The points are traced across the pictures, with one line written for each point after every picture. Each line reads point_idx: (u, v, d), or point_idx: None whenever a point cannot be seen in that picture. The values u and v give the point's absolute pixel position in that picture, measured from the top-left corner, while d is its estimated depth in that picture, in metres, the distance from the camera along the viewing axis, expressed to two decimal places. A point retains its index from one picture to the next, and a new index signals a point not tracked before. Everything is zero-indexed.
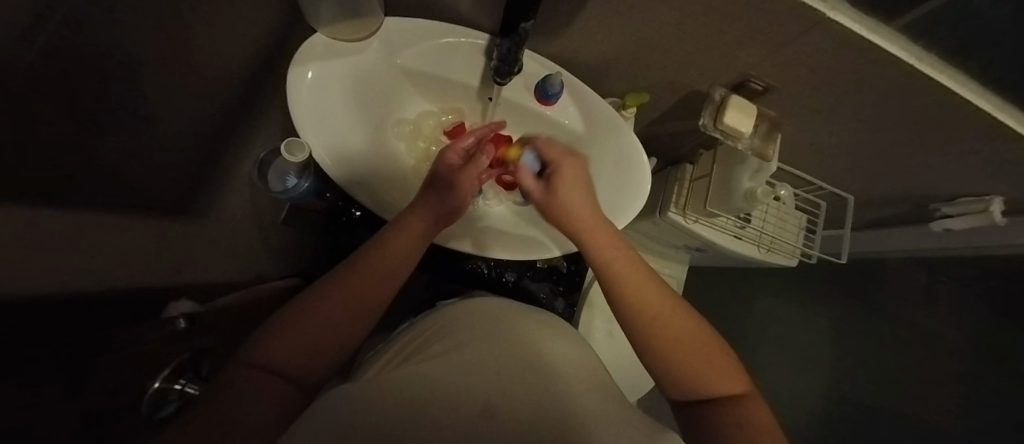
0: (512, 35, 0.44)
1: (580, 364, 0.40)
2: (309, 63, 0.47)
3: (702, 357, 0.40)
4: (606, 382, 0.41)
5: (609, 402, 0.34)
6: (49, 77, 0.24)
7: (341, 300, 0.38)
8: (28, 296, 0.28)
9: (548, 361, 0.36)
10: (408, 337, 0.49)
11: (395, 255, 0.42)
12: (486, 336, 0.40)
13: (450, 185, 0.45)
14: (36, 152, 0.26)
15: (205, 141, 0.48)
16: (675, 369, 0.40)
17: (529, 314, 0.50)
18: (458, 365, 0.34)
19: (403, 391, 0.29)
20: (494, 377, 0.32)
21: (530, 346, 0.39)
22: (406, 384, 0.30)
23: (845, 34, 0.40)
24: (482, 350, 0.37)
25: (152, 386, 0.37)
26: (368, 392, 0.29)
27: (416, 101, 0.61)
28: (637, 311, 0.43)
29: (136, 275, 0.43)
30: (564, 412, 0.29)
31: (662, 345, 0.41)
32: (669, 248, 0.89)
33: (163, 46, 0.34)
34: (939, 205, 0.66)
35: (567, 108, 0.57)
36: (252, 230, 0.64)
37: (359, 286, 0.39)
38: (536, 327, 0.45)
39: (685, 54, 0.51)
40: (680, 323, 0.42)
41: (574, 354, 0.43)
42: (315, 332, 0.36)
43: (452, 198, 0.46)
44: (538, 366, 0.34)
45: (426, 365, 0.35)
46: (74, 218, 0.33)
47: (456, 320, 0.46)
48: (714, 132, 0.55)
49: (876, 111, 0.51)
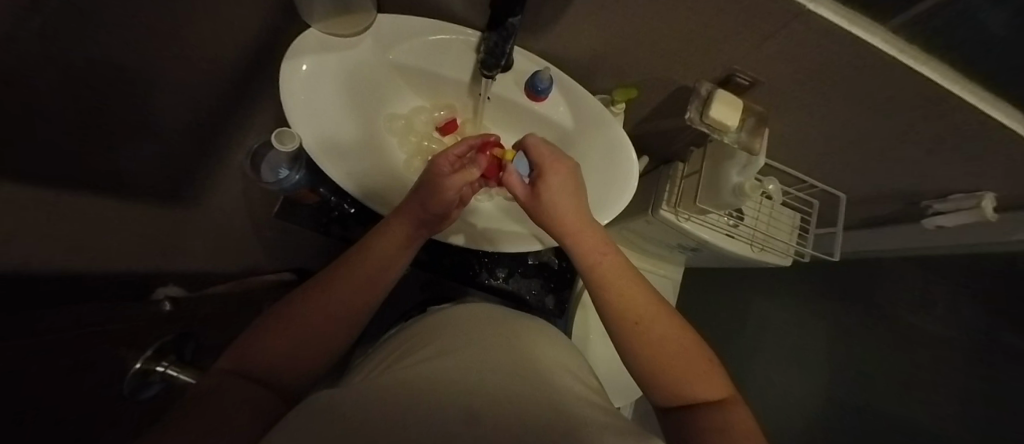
0: (499, 30, 0.46)
1: (566, 369, 0.41)
2: (303, 56, 0.48)
3: (687, 363, 0.40)
4: (592, 386, 0.41)
5: (589, 403, 0.35)
6: (47, 58, 0.25)
7: (326, 303, 0.38)
8: (17, 271, 0.28)
9: (531, 364, 0.37)
10: (395, 339, 0.49)
11: (381, 262, 0.43)
12: (472, 340, 0.40)
13: (437, 192, 0.44)
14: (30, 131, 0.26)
15: (198, 132, 0.49)
16: (659, 375, 0.40)
17: (517, 320, 0.49)
18: (441, 368, 0.33)
19: (379, 392, 0.28)
20: (476, 379, 0.31)
21: (516, 353, 0.38)
22: (384, 383, 0.30)
23: (827, 27, 0.41)
24: (466, 354, 0.36)
25: (135, 366, 0.38)
26: (349, 393, 0.28)
27: (408, 96, 0.62)
28: (623, 316, 0.43)
29: (128, 260, 0.44)
30: (541, 406, 0.29)
31: (646, 351, 0.41)
32: (663, 247, 0.89)
33: (157, 34, 0.35)
34: (930, 202, 0.67)
35: (557, 104, 0.58)
36: (245, 223, 0.65)
37: (346, 292, 0.40)
38: (523, 333, 0.45)
39: (672, 50, 0.52)
40: (666, 329, 0.42)
41: (562, 360, 0.43)
42: (302, 334, 0.36)
43: (440, 207, 0.45)
44: (520, 368, 0.35)
45: (410, 368, 0.34)
46: (66, 198, 0.34)
47: (444, 323, 0.46)
48: (700, 125, 0.56)
49: (862, 105, 0.52)
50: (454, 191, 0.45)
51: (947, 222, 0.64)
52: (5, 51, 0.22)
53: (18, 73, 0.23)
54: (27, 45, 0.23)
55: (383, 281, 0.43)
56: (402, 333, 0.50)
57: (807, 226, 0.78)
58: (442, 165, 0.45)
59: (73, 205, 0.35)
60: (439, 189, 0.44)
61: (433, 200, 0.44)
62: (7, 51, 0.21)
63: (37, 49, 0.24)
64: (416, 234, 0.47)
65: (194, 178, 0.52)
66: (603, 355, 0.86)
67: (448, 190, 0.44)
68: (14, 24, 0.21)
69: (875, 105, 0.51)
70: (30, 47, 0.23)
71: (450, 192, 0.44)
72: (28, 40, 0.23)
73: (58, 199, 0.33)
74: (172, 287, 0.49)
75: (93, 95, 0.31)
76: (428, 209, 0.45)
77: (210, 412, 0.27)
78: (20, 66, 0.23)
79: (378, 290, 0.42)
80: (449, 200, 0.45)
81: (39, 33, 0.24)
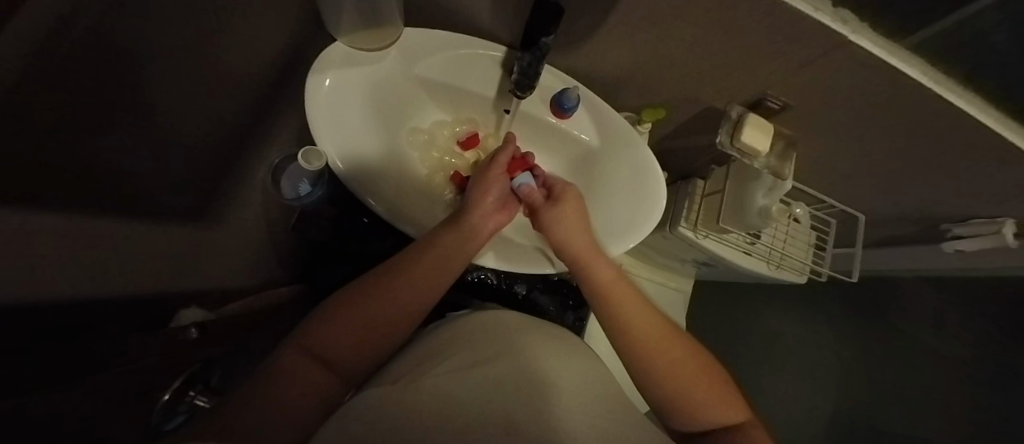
0: (533, 49, 0.46)
1: (596, 381, 0.39)
2: (328, 71, 0.47)
3: (696, 377, 0.40)
4: (619, 397, 0.41)
5: (622, 424, 0.33)
6: (75, 79, 0.24)
7: (392, 291, 0.39)
8: (38, 299, 0.27)
9: (559, 378, 0.35)
10: (413, 344, 0.48)
11: (447, 256, 0.43)
12: (499, 349, 0.39)
13: (483, 194, 0.48)
14: (62, 150, 0.25)
15: (222, 147, 0.48)
16: (670, 388, 0.40)
17: (544, 328, 0.48)
18: (471, 383, 0.32)
19: (413, 407, 0.27)
20: (510, 397, 0.30)
21: (548, 359, 0.38)
22: (416, 390, 0.30)
23: (866, 57, 0.41)
24: (495, 367, 0.35)
25: (162, 398, 0.40)
26: (386, 406, 0.27)
27: (431, 111, 0.61)
28: (630, 338, 0.43)
29: (150, 282, 0.42)
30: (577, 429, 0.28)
31: (658, 371, 0.41)
32: (677, 262, 0.89)
33: (182, 45, 0.34)
34: (951, 225, 0.66)
35: (582, 121, 0.57)
36: (261, 236, 0.64)
37: (413, 284, 0.40)
38: (552, 341, 0.44)
39: (700, 71, 0.52)
40: (672, 348, 0.42)
41: (591, 371, 0.41)
42: (367, 323, 0.37)
43: (485, 218, 0.47)
44: (550, 384, 0.34)
45: (439, 378, 0.33)
46: (100, 224, 0.33)
47: (465, 331, 0.45)
48: (731, 149, 0.55)
49: (890, 131, 0.52)
50: (489, 198, 0.49)
51: (966, 246, 0.64)
52: (35, 71, 0.20)
53: (41, 94, 0.22)
54: (56, 64, 0.22)
55: (443, 281, 0.42)
56: (425, 339, 0.48)
57: (824, 245, 0.78)
58: (488, 172, 0.50)
59: (103, 230, 0.34)
60: (481, 194, 0.48)
61: (479, 207, 0.47)
62: (31, 72, 0.20)
63: (63, 69, 0.23)
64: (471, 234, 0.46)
65: (218, 193, 0.51)
66: (614, 365, 0.89)
67: (485, 195, 0.48)
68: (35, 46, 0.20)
69: (905, 131, 0.51)
70: (48, 63, 0.22)
71: (484, 199, 0.48)
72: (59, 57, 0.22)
73: (91, 224, 0.32)
74: (192, 311, 0.48)
75: (118, 121, 0.30)
76: (481, 214, 0.47)
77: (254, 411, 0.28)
78: (46, 85, 0.22)
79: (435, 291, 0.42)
80: (487, 208, 0.48)
81: (67, 49, 0.22)
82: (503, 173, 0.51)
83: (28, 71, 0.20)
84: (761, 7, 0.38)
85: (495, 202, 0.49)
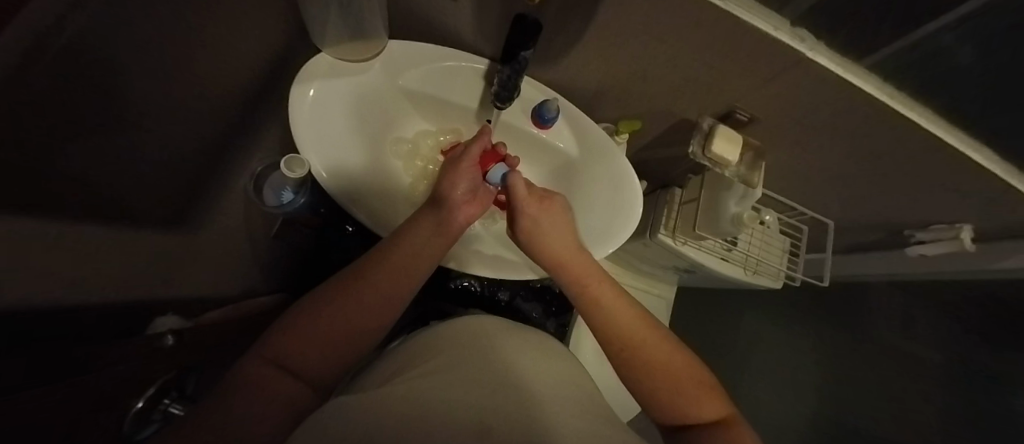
0: (512, 63, 0.48)
1: (570, 383, 0.41)
2: (312, 82, 0.48)
3: (681, 376, 0.41)
4: (596, 399, 0.42)
5: (594, 422, 0.34)
6: (64, 91, 0.25)
7: (358, 290, 0.39)
8: (22, 303, 0.28)
9: (531, 380, 0.36)
10: (391, 351, 0.48)
11: (416, 250, 0.44)
12: (477, 353, 0.40)
13: (451, 186, 0.48)
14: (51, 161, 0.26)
15: (205, 155, 0.49)
16: (655, 389, 0.41)
17: (518, 330, 0.49)
18: (449, 385, 0.33)
19: (386, 408, 0.28)
20: (485, 398, 0.31)
21: (519, 363, 0.39)
22: (391, 395, 0.31)
23: (823, 73, 0.44)
24: (473, 371, 0.36)
25: (135, 406, 0.40)
26: (364, 408, 0.28)
27: (416, 121, 0.62)
28: (611, 336, 0.44)
29: (122, 291, 0.42)
30: (548, 429, 0.29)
31: (641, 370, 0.41)
32: (658, 268, 0.91)
33: (165, 56, 0.35)
34: (913, 232, 0.70)
35: (563, 132, 0.59)
36: (241, 244, 0.64)
37: (381, 282, 0.40)
38: (525, 345, 0.45)
39: (674, 85, 0.54)
40: (655, 348, 0.43)
41: (564, 373, 0.42)
42: (332, 324, 0.37)
43: (457, 211, 0.48)
44: (522, 386, 0.34)
45: (416, 383, 0.34)
46: (88, 231, 0.34)
47: (443, 337, 0.45)
48: (703, 159, 0.58)
49: (849, 143, 0.55)
50: (459, 192, 0.48)
51: (931, 251, 0.67)
52: (23, 84, 0.21)
53: (28, 106, 0.22)
54: (44, 76, 0.23)
55: (415, 274, 0.43)
56: (403, 344, 0.49)
57: (797, 251, 0.81)
58: (456, 167, 0.49)
59: (79, 237, 0.34)
60: (451, 186, 0.48)
61: (448, 201, 0.48)
62: (22, 87, 0.21)
63: (53, 84, 0.24)
64: (435, 233, 0.46)
65: (200, 199, 0.51)
66: (599, 373, 0.90)
67: (454, 187, 0.48)
68: (26, 62, 0.21)
69: (863, 143, 0.54)
70: (44, 77, 0.23)
71: (454, 192, 0.48)
72: (42, 71, 0.22)
73: (73, 231, 0.33)
74: (169, 319, 0.49)
75: (97, 135, 0.30)
76: (450, 207, 0.47)
77: (223, 419, 0.28)
78: (36, 98, 0.23)
79: (406, 290, 0.42)
80: (458, 201, 0.48)
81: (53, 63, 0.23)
82: (473, 167, 0.51)
83: (18, 82, 0.20)
84: (724, 25, 0.41)
85: (467, 194, 0.49)
